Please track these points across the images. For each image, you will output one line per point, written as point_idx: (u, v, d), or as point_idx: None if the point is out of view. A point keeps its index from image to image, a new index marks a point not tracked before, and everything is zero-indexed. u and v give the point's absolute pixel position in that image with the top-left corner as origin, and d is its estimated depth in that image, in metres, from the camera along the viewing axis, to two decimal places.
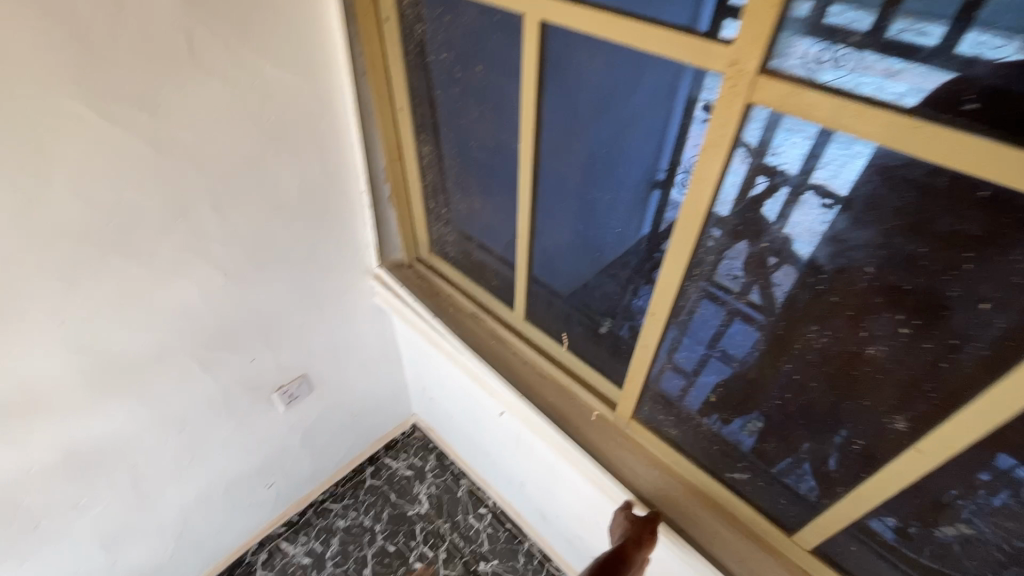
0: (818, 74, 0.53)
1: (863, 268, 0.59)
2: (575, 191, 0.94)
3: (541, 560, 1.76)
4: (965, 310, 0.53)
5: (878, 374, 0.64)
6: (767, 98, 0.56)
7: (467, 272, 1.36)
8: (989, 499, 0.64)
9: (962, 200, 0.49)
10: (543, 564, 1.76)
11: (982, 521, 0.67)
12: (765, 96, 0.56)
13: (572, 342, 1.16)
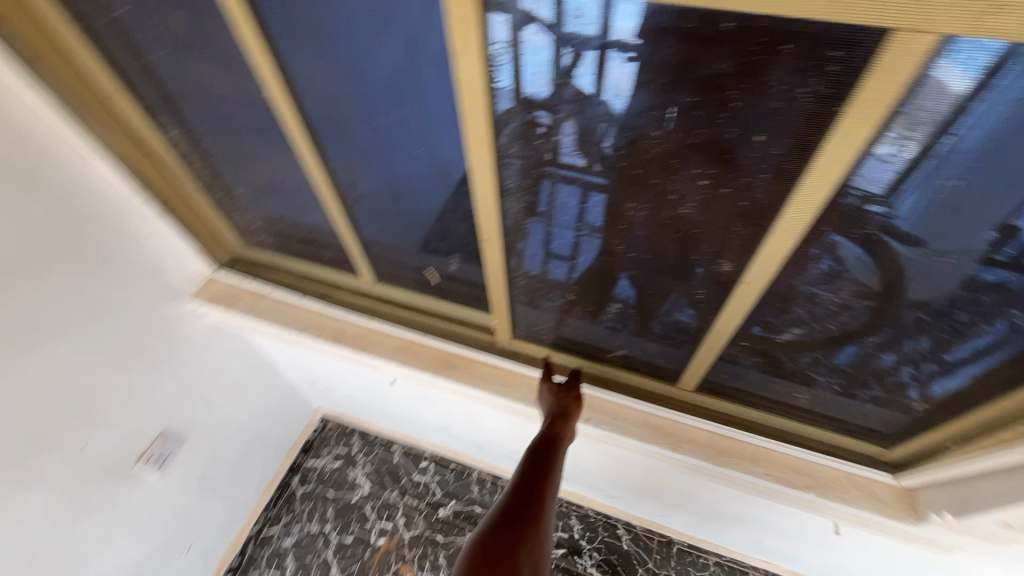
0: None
1: (650, 135, 0.57)
2: (361, 123, 0.78)
3: (494, 480, 1.83)
4: (745, 147, 0.53)
5: (695, 230, 0.66)
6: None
7: (295, 253, 1.20)
8: (810, 304, 0.71)
9: (712, 39, 0.46)
10: (497, 483, 1.82)
11: (808, 322, 0.75)
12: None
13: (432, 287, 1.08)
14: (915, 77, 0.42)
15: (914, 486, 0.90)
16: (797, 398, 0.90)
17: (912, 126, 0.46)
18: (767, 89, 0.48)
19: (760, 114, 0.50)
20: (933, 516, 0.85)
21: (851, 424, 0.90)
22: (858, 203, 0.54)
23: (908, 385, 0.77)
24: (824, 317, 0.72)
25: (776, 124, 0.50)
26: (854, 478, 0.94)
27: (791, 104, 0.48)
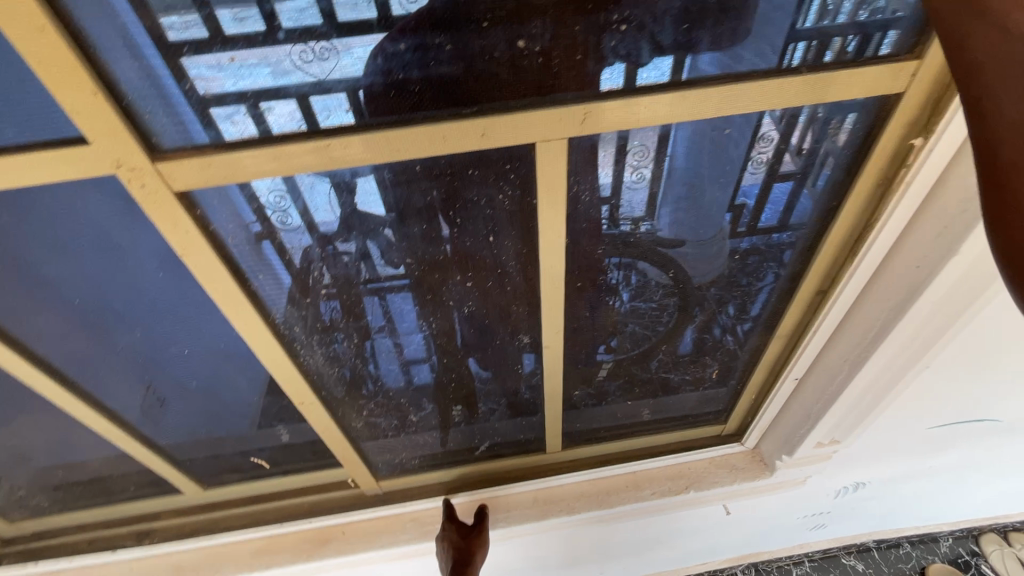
0: (213, 132, 0.46)
1: (404, 262, 0.62)
2: (108, 344, 0.69)
3: None
4: (485, 249, 0.60)
5: (485, 320, 0.71)
6: (187, 182, 0.48)
7: (88, 500, 0.97)
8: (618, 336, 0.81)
9: (411, 180, 0.52)
10: None
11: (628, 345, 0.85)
12: (183, 181, 0.48)
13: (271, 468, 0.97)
14: (569, 167, 0.52)
15: (756, 443, 1.05)
16: (643, 416, 0.99)
17: (640, 161, 0.54)
18: (475, 203, 0.55)
19: (481, 220, 0.57)
20: (777, 462, 1.00)
21: (693, 420, 1.02)
22: (631, 229, 0.63)
23: (709, 370, 0.90)
24: (655, 319, 0.81)
25: (497, 226, 0.58)
26: (716, 460, 1.06)
27: (498, 209, 0.56)
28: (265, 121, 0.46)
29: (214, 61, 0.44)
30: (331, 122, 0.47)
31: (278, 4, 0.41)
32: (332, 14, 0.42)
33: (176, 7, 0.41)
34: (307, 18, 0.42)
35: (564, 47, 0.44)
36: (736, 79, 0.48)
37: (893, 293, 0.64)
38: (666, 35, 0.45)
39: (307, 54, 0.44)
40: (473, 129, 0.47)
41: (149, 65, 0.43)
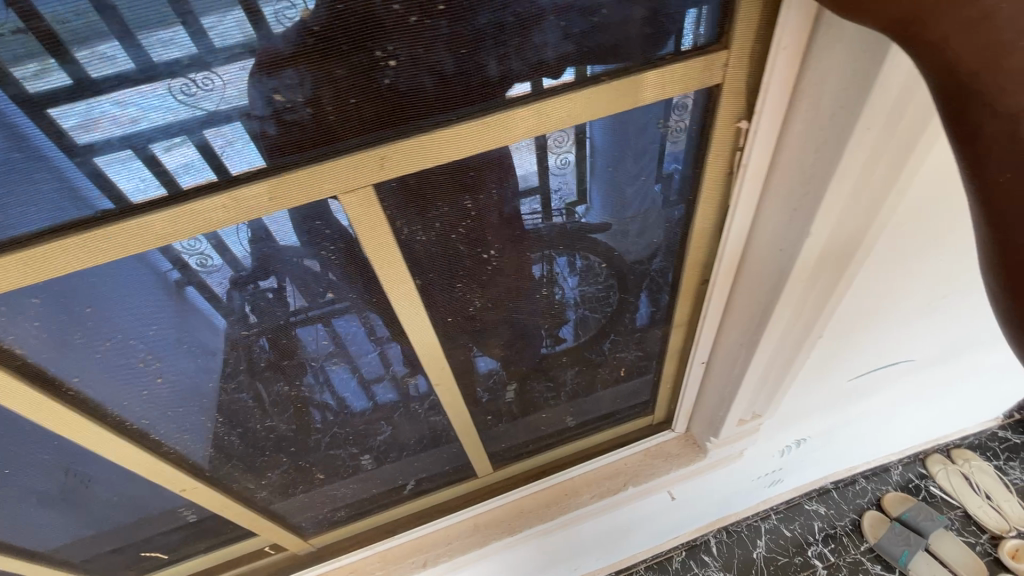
0: (115, 196, 0.40)
1: (247, 336, 0.56)
2: None
3: None
4: (328, 305, 0.56)
5: (364, 370, 0.67)
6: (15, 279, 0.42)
7: None
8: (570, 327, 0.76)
9: (212, 257, 0.47)
10: None
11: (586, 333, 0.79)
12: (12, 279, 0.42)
13: (186, 551, 0.90)
14: (387, 213, 0.48)
15: (687, 427, 1.05)
16: (569, 424, 0.97)
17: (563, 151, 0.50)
18: (297, 264, 0.50)
19: (310, 279, 0.52)
20: (707, 444, 1.00)
21: (621, 416, 1.00)
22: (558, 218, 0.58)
23: (620, 369, 0.88)
24: (604, 308, 0.75)
25: (331, 282, 0.53)
26: (651, 451, 1.05)
27: (324, 266, 0.51)
28: (164, 168, 0.40)
29: (82, 108, 0.36)
30: (239, 160, 0.41)
31: (145, 33, 0.33)
32: (207, 38, 0.34)
33: (21, 56, 0.33)
34: (178, 49, 0.34)
35: (331, 96, 0.39)
36: (567, 87, 0.44)
37: (762, 280, 0.65)
38: (446, 65, 0.40)
39: (190, 89, 0.37)
40: (258, 194, 0.42)
41: (20, 131, 0.36)
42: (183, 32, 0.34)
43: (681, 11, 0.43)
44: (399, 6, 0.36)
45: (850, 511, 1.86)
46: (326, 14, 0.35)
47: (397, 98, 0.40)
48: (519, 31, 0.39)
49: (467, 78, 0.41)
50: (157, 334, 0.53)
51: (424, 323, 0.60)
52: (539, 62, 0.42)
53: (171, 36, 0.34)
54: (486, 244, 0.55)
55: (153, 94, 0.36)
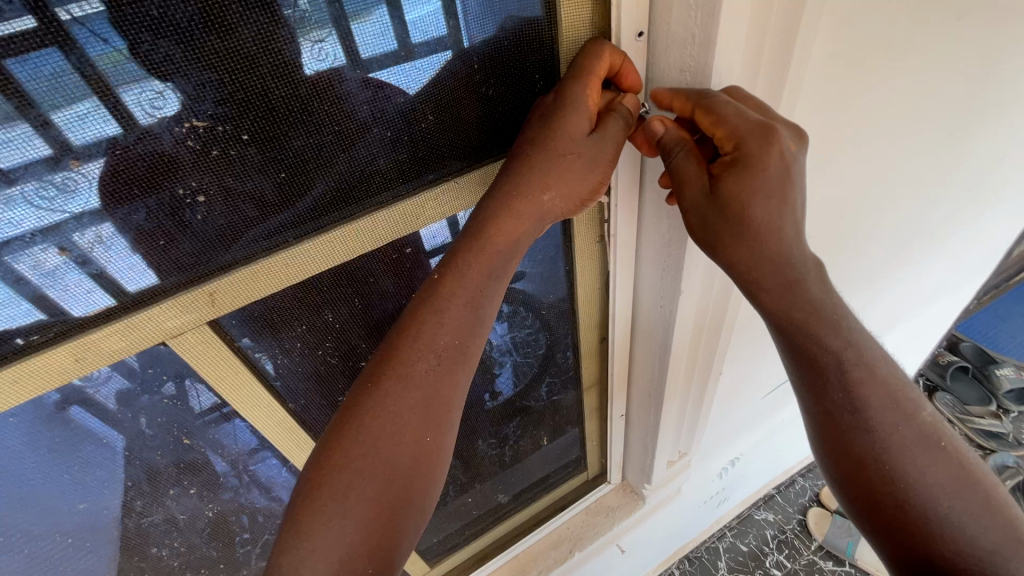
0: None
1: (90, 511, 0.51)
2: None
3: None
4: (185, 451, 0.52)
5: (245, 502, 0.61)
6: None
7: None
8: (548, 389, 0.76)
9: (23, 439, 0.42)
10: None
11: (555, 393, 0.78)
12: None
13: None
14: (235, 346, 0.43)
15: (622, 476, 1.04)
16: (502, 500, 0.92)
17: None
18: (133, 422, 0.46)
19: (154, 435, 0.49)
20: (644, 490, 0.99)
21: (555, 480, 0.97)
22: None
23: (541, 437, 0.85)
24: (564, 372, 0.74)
25: (181, 432, 0.50)
26: (592, 508, 1.03)
27: (171, 419, 0.48)
28: (29, 289, 0.33)
29: None
30: (132, 258, 0.35)
31: None
32: (67, 138, 0.29)
33: None
34: (25, 149, 0.29)
35: (130, 240, 0.34)
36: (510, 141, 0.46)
37: (653, 334, 0.66)
38: (265, 189, 0.36)
39: (49, 192, 0.31)
40: (58, 359, 0.36)
41: None
42: (28, 130, 0.28)
43: (507, 104, 0.43)
44: (194, 142, 0.32)
45: (795, 512, 1.92)
46: (108, 161, 0.31)
47: (217, 230, 0.36)
48: (341, 148, 0.37)
49: (293, 202, 0.38)
50: (13, 537, 0.48)
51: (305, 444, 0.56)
52: (375, 173, 0.40)
53: (10, 135, 0.28)
54: (359, 352, 0.51)
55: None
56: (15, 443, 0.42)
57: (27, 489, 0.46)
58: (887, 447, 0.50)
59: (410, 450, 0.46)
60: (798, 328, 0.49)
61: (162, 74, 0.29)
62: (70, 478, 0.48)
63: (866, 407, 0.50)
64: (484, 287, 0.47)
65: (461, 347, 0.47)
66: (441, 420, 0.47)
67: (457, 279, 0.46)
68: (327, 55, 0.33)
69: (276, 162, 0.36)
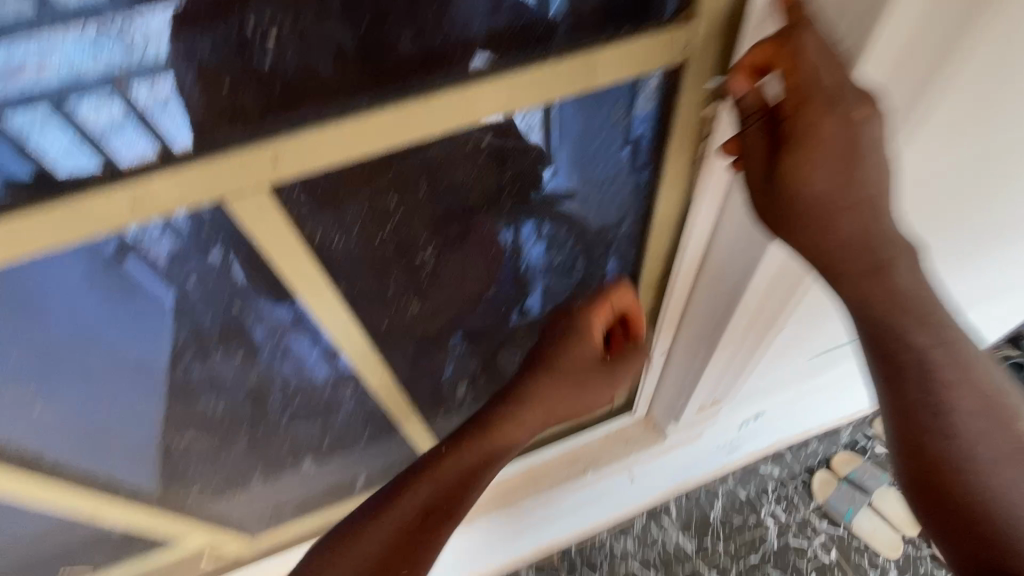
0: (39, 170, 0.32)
1: (143, 355, 0.52)
2: None
3: None
4: (233, 317, 0.51)
5: (286, 375, 0.62)
6: None
7: None
8: None
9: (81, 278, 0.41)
10: None
11: None
12: None
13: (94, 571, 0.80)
14: (292, 217, 0.40)
15: (647, 411, 1.03)
16: None
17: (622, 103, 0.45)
18: (184, 274, 0.45)
19: (205, 294, 0.48)
20: (667, 426, 0.99)
21: None
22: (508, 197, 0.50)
23: None
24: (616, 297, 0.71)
25: (230, 296, 0.48)
26: (611, 435, 1.04)
27: (222, 282, 0.46)
28: (86, 130, 0.32)
29: None
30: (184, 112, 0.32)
31: None
32: None
33: None
34: None
35: (196, 75, 0.31)
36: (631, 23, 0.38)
37: (724, 281, 0.60)
38: (349, 41, 0.32)
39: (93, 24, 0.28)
40: (115, 203, 0.34)
41: None
42: None
43: None
44: None
45: (801, 471, 1.93)
46: None
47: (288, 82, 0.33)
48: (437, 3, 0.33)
49: (373, 58, 0.33)
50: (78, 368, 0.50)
51: (352, 331, 0.55)
52: (466, 37, 0.35)
53: None
54: (418, 245, 0.49)
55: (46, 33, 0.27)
56: (72, 284, 0.42)
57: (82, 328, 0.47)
58: (966, 455, 0.45)
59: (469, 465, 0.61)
60: (878, 322, 0.45)
61: None
62: (121, 326, 0.48)
63: (949, 410, 0.46)
64: (565, 406, 0.64)
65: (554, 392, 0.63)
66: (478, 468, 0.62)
67: (544, 399, 0.63)
68: None
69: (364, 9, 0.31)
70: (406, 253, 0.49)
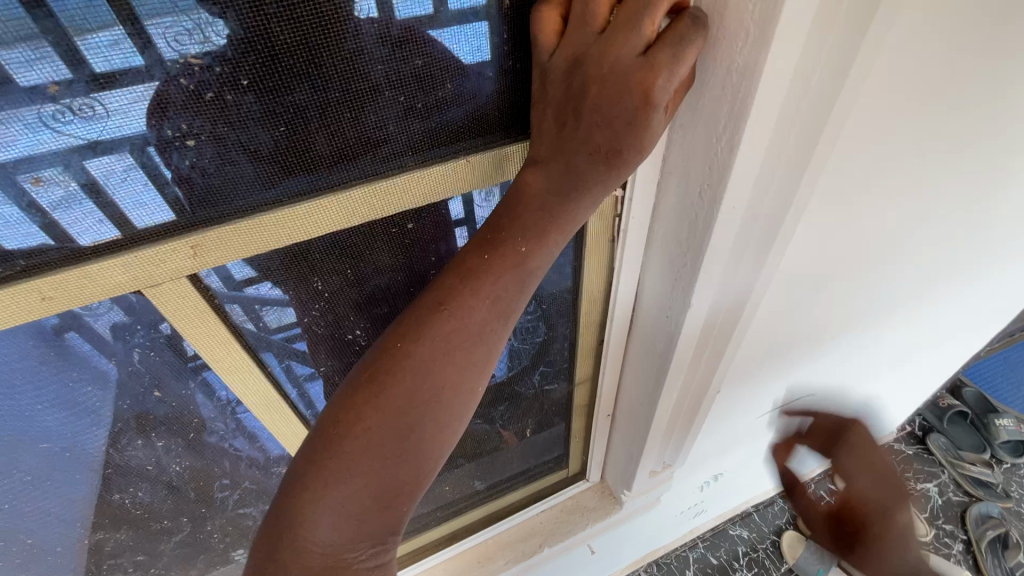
0: None
1: (59, 458, 0.49)
2: None
3: None
4: (164, 414, 0.51)
5: (210, 467, 0.60)
6: None
7: None
8: (537, 383, 0.75)
9: (38, 384, 0.43)
10: None
11: (543, 386, 0.76)
12: None
13: None
14: (213, 302, 0.41)
15: (601, 475, 1.02)
16: (476, 486, 0.90)
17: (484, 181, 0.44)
18: (99, 372, 0.44)
19: (128, 389, 0.47)
20: (621, 494, 0.98)
21: (534, 473, 0.96)
22: (390, 278, 0.48)
23: (522, 430, 0.84)
24: (555, 367, 0.73)
25: (139, 397, 0.48)
26: (567, 505, 1.01)
27: (147, 374, 0.46)
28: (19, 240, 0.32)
29: None
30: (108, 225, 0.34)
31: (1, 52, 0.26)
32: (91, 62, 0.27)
33: None
34: (52, 69, 0.27)
35: (114, 177, 0.32)
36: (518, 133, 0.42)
37: (655, 342, 0.64)
38: (262, 144, 0.34)
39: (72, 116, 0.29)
40: (23, 296, 0.34)
41: None
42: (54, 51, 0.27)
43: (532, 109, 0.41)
44: (187, 80, 0.30)
45: (770, 532, 1.83)
46: (127, 118, 0.30)
47: (203, 181, 0.34)
48: (349, 108, 0.35)
49: (292, 158, 0.35)
50: None
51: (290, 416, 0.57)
52: (382, 135, 0.37)
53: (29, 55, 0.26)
54: (359, 331, 0.51)
55: (31, 129, 0.28)
56: (6, 374, 0.41)
57: None
58: None
59: (461, 332, 0.40)
60: None
61: (193, 60, 0.29)
62: (15, 426, 0.45)
63: None
64: None
65: (558, 204, 0.39)
66: (468, 359, 0.41)
67: None
68: (350, 6, 0.30)
69: (285, 117, 0.33)
70: (348, 343, 0.51)
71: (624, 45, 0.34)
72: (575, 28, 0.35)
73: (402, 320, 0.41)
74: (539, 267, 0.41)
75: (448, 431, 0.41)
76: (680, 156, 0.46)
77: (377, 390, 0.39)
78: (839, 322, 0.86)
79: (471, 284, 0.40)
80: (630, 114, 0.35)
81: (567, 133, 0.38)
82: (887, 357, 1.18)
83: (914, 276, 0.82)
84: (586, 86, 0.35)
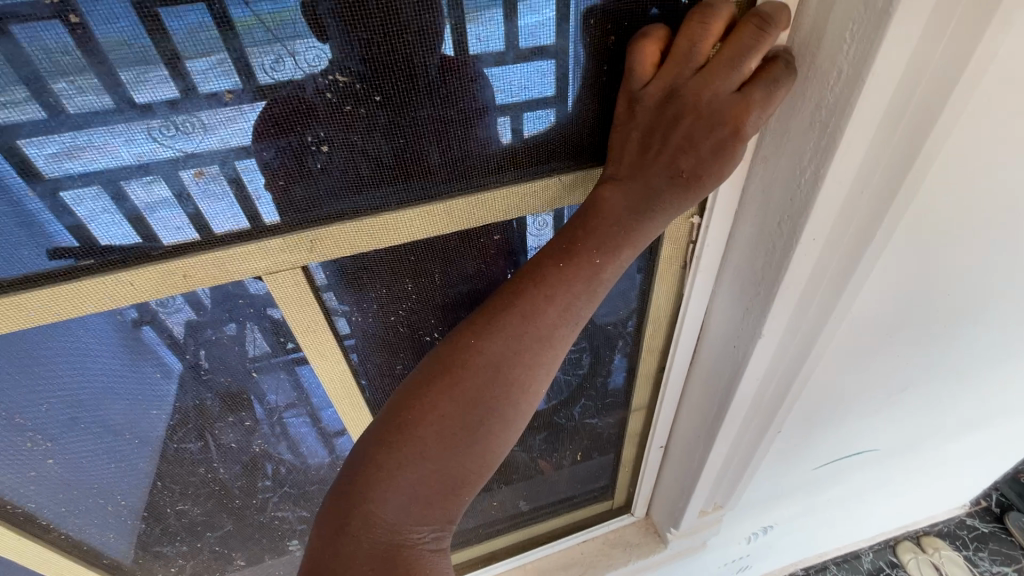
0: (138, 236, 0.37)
1: (162, 428, 0.54)
2: None
3: None
4: (256, 397, 0.55)
5: (283, 453, 0.63)
6: (63, 311, 0.39)
7: None
8: (593, 406, 0.75)
9: (159, 356, 0.48)
10: None
11: (599, 410, 0.77)
12: (45, 311, 0.39)
13: None
14: (318, 294, 0.46)
15: (646, 511, 1.00)
16: (521, 506, 0.90)
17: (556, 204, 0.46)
18: (209, 352, 0.49)
19: (232, 369, 0.51)
20: (667, 533, 0.95)
21: (579, 500, 0.94)
22: (470, 286, 0.51)
23: (573, 453, 0.84)
24: (613, 391, 0.74)
25: (239, 378, 0.52)
26: (610, 538, 0.99)
27: (249, 357, 0.50)
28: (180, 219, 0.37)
29: (119, 149, 0.33)
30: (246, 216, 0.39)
31: (187, 58, 0.31)
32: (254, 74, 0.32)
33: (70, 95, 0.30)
34: (223, 79, 0.32)
35: (258, 175, 0.37)
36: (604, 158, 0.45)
37: (719, 373, 0.63)
38: (383, 153, 0.38)
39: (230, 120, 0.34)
40: (170, 272, 0.39)
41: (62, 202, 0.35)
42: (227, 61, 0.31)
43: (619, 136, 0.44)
44: (332, 94, 0.34)
45: None
46: (278, 123, 0.35)
47: (328, 181, 0.38)
48: (462, 125, 0.39)
49: (406, 168, 0.39)
50: (98, 421, 0.51)
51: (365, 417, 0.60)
52: (485, 152, 0.41)
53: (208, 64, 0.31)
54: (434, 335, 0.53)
55: (196, 129, 0.34)
56: (138, 341, 0.46)
57: (100, 383, 0.48)
58: None
59: (532, 333, 0.41)
60: None
61: (341, 76, 0.34)
62: (135, 389, 0.50)
63: None
64: None
65: (632, 221, 0.41)
66: (535, 362, 0.42)
67: None
68: (477, 36, 0.35)
69: (405, 129, 0.37)
70: (423, 346, 0.54)
71: (720, 83, 0.36)
72: (676, 62, 0.37)
73: (474, 318, 0.43)
74: (612, 278, 0.43)
75: (508, 430, 0.42)
76: (760, 188, 0.47)
77: (450, 382, 0.41)
78: (912, 372, 0.82)
79: (545, 290, 0.41)
80: (717, 143, 0.38)
81: (651, 152, 0.40)
82: (963, 417, 1.10)
83: (998, 328, 0.77)
84: (681, 116, 0.37)
